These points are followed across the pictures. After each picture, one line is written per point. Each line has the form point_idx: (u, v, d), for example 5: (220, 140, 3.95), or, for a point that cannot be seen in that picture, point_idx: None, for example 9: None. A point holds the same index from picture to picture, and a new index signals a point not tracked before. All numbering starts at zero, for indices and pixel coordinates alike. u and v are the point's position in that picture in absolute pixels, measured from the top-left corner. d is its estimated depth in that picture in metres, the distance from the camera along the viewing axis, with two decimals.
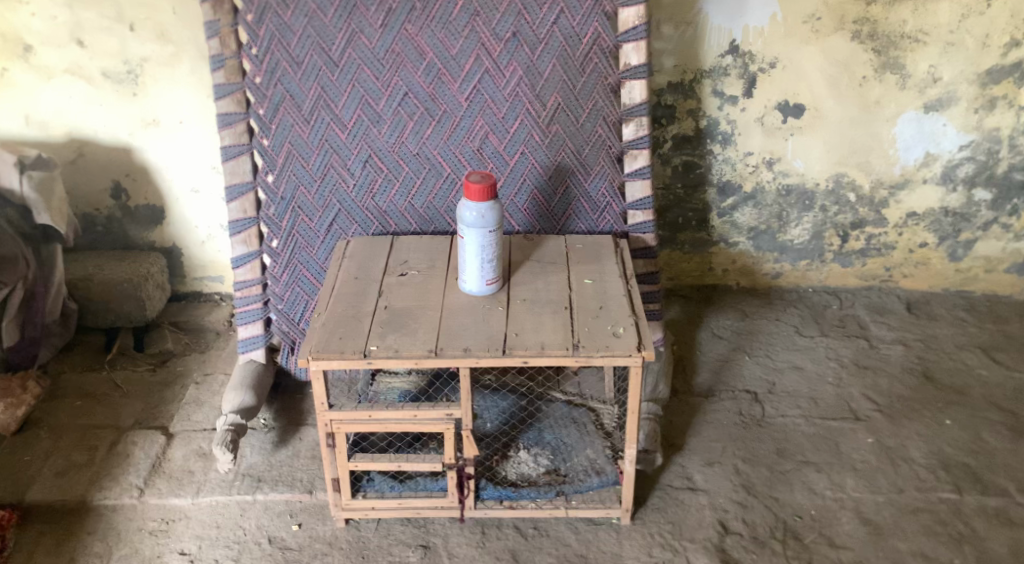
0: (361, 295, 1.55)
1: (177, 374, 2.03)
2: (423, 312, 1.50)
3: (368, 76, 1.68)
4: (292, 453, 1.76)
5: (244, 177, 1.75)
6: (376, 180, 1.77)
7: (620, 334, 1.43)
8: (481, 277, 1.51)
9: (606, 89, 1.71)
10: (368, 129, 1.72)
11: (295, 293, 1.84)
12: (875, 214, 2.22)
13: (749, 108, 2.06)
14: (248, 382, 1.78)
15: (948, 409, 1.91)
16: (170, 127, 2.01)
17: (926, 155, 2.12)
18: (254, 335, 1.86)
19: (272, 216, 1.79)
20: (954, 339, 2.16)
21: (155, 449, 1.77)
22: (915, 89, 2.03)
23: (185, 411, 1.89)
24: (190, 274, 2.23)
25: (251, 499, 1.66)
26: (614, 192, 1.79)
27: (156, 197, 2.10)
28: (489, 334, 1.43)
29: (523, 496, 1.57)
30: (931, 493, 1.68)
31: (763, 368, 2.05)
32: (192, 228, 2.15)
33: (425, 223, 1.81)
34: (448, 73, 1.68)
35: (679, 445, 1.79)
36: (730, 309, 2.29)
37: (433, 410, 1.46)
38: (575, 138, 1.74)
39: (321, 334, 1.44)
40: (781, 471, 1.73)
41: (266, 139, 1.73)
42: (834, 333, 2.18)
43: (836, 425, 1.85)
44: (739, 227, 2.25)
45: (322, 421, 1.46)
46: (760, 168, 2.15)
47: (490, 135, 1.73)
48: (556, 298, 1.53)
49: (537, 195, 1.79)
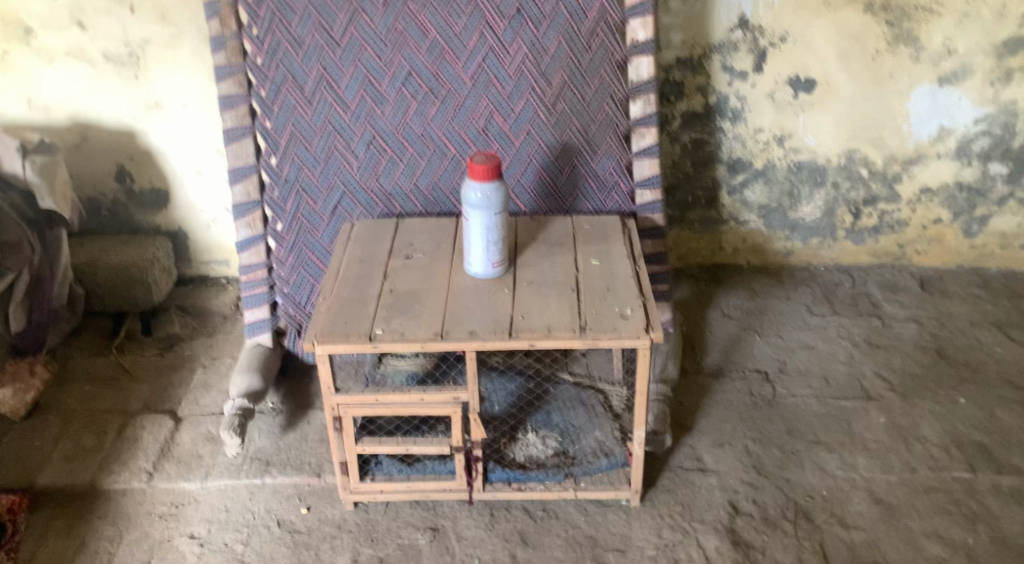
0: (367, 278, 1.53)
1: (185, 358, 2.03)
2: (429, 295, 1.48)
3: (371, 55, 1.65)
4: (301, 436, 1.75)
5: (247, 159, 1.73)
6: (381, 161, 1.75)
7: (629, 315, 1.42)
8: (487, 258, 1.49)
9: (613, 65, 1.68)
10: (371, 110, 1.70)
11: (301, 276, 1.83)
12: (888, 190, 2.18)
13: (759, 83, 2.03)
14: (256, 365, 1.78)
15: (962, 387, 1.88)
16: (173, 110, 1.99)
17: (940, 129, 2.09)
18: (261, 319, 1.85)
19: (276, 198, 1.77)
20: (969, 316, 2.13)
21: (164, 434, 1.77)
22: (930, 62, 1.99)
23: (193, 395, 1.89)
24: (197, 257, 2.22)
25: (260, 482, 1.65)
26: (622, 170, 1.77)
27: (161, 180, 2.09)
28: (495, 317, 1.42)
29: (531, 478, 1.57)
30: (944, 471, 1.66)
31: (774, 347, 2.03)
32: (198, 212, 2.14)
33: (430, 205, 1.79)
34: (452, 52, 1.65)
35: (689, 426, 1.78)
36: (740, 289, 2.26)
37: (440, 394, 1.44)
38: (582, 116, 1.72)
39: (327, 317, 1.43)
40: (793, 451, 1.71)
41: (269, 120, 1.71)
42: (846, 312, 2.16)
43: (848, 404, 1.83)
44: (749, 205, 2.22)
45: (328, 405, 1.45)
46: (771, 145, 2.12)
47: (495, 114, 1.71)
48: (562, 280, 1.51)
49: (544, 175, 1.77)
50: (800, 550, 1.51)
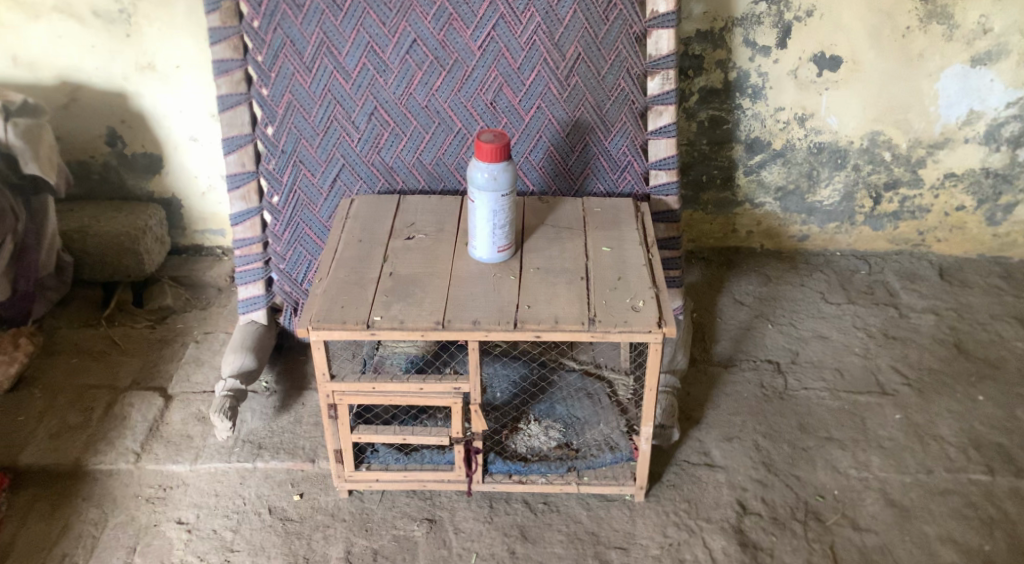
0: (366, 260, 1.46)
1: (178, 332, 1.97)
2: (430, 279, 1.41)
3: (375, 21, 1.56)
4: (295, 418, 1.69)
5: (243, 129, 1.64)
6: (383, 134, 1.66)
7: (640, 308, 1.34)
8: (493, 243, 1.42)
9: (631, 38, 1.59)
10: (374, 79, 1.61)
11: (297, 252, 1.75)
12: (911, 174, 2.12)
13: (782, 60, 1.97)
14: (250, 345, 1.72)
15: (981, 384, 1.80)
16: (167, 72, 1.93)
17: (970, 112, 2.03)
18: (255, 296, 1.78)
19: (272, 169, 1.68)
20: (989, 308, 2.06)
21: (153, 412, 1.71)
22: (963, 41, 1.93)
23: (184, 371, 1.83)
24: (191, 226, 2.17)
25: (251, 467, 1.59)
26: (636, 150, 1.68)
27: (154, 145, 2.03)
28: (500, 305, 1.35)
29: (533, 470, 1.50)
30: (961, 473, 1.58)
31: (786, 337, 1.95)
32: (193, 178, 2.08)
33: (434, 181, 1.71)
34: (460, 19, 1.56)
35: (696, 419, 1.69)
36: (753, 274, 2.18)
37: (440, 383, 1.38)
38: (596, 91, 1.63)
39: (324, 301, 1.36)
40: (804, 447, 1.63)
41: (265, 88, 1.61)
42: (861, 300, 2.09)
43: (862, 399, 1.75)
44: (765, 186, 2.16)
45: (323, 392, 1.38)
46: (791, 125, 2.06)
47: (504, 86, 1.62)
48: (571, 268, 1.43)
49: (553, 152, 1.69)
50: (809, 553, 1.45)
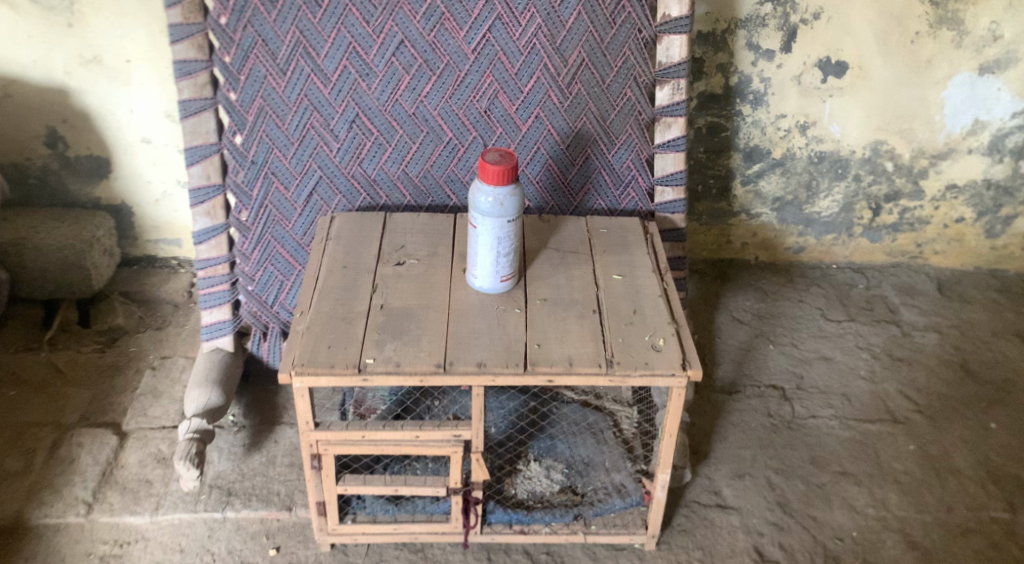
0: (353, 290, 1.30)
1: (131, 357, 1.78)
2: (426, 313, 1.26)
3: (358, 19, 1.39)
4: (268, 459, 1.53)
5: (208, 137, 1.46)
6: (365, 144, 1.50)
7: (661, 347, 1.21)
8: (495, 272, 1.28)
9: (639, 43, 1.45)
10: (355, 83, 1.44)
11: (268, 273, 1.58)
12: (912, 185, 2.04)
13: (786, 64, 1.86)
14: (216, 377, 1.54)
15: (991, 409, 1.73)
16: (116, 68, 1.73)
17: (975, 122, 1.94)
18: (220, 321, 1.60)
19: (240, 182, 1.50)
20: (990, 325, 2.00)
21: (106, 454, 1.53)
22: (972, 48, 1.84)
23: (140, 404, 1.65)
24: (143, 235, 1.97)
25: (221, 517, 1.43)
26: (641, 164, 1.55)
27: (101, 147, 1.83)
28: (507, 345, 1.21)
29: (536, 519, 1.37)
30: (983, 511, 1.50)
31: (789, 358, 1.85)
32: (145, 184, 1.89)
33: (420, 195, 1.56)
34: (453, 19, 1.41)
35: (704, 453, 1.59)
36: (749, 288, 2.08)
37: (439, 431, 1.23)
38: (600, 100, 1.49)
39: (307, 341, 1.21)
40: (818, 484, 1.54)
41: (233, 92, 1.43)
42: (861, 317, 2.00)
43: (873, 428, 1.66)
44: (763, 196, 2.05)
45: (306, 442, 1.23)
46: (793, 133, 1.95)
47: (500, 93, 1.47)
48: (581, 299, 1.30)
49: (551, 165, 1.54)
50: None
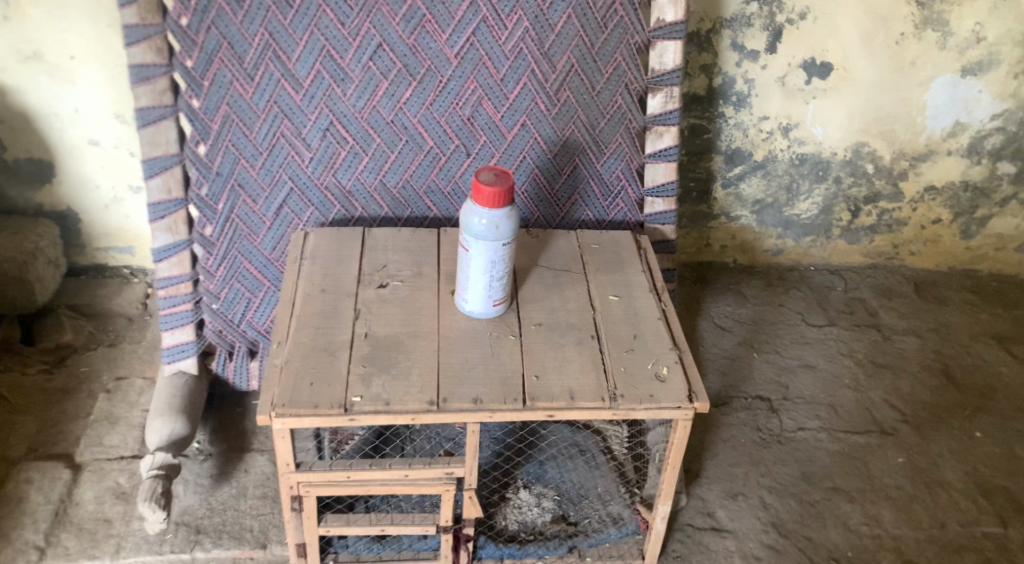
0: (334, 317, 1.21)
1: (81, 378, 1.65)
2: (415, 342, 1.18)
3: (333, 20, 1.29)
4: (238, 491, 1.43)
5: (168, 148, 1.34)
6: (340, 153, 1.39)
7: (665, 377, 1.15)
8: (487, 297, 1.20)
9: (632, 49, 1.38)
10: (330, 89, 1.34)
11: (234, 291, 1.47)
12: (892, 187, 2.01)
13: (770, 65, 1.80)
14: (179, 404, 1.43)
15: (975, 417, 1.72)
16: (58, 64, 1.59)
17: (956, 123, 1.92)
18: (184, 342, 1.49)
19: (204, 195, 1.39)
20: (968, 328, 1.99)
21: (59, 490, 1.41)
22: (956, 50, 1.81)
23: (95, 432, 1.53)
24: (91, 243, 1.83)
25: (189, 558, 1.33)
26: (631, 174, 1.49)
27: (44, 150, 1.68)
28: (503, 377, 1.14)
29: (529, 553, 1.31)
30: (974, 526, 1.49)
31: (774, 367, 1.81)
32: (93, 189, 1.75)
33: (398, 207, 1.46)
34: (435, 21, 1.31)
35: (694, 471, 1.54)
36: (728, 292, 2.04)
37: (431, 469, 1.15)
38: (590, 108, 1.42)
39: (287, 377, 1.11)
40: (811, 502, 1.51)
41: (196, 99, 1.31)
42: (842, 321, 1.98)
43: (861, 441, 1.64)
44: (743, 199, 2.01)
45: (286, 484, 1.14)
46: (775, 135, 1.91)
47: (484, 100, 1.38)
48: (578, 323, 1.23)
49: (538, 175, 1.46)
50: None
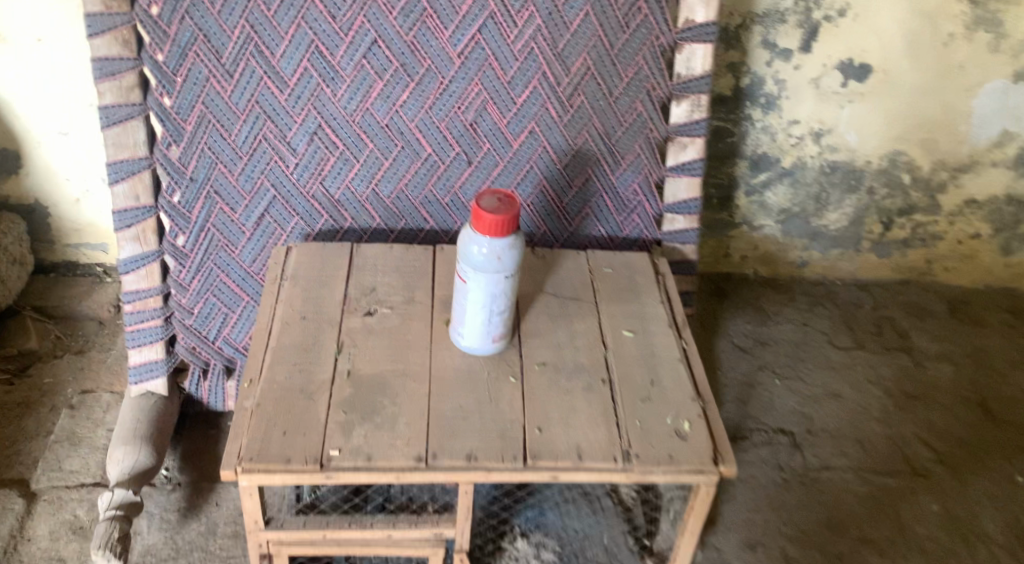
0: (312, 351, 1.07)
1: (44, 391, 1.52)
2: (403, 384, 1.04)
3: (322, 12, 1.13)
4: (207, 529, 1.31)
5: (137, 150, 1.19)
6: (328, 159, 1.25)
7: (687, 434, 1.01)
8: (487, 333, 1.06)
9: (656, 52, 1.22)
10: (318, 89, 1.19)
11: (209, 305, 1.33)
12: (929, 200, 1.86)
13: (805, 66, 1.65)
14: (144, 432, 1.30)
15: (1017, 459, 1.58)
16: (22, 46, 1.43)
17: (1004, 133, 1.76)
18: (152, 360, 1.35)
19: (177, 203, 1.24)
20: (1007, 354, 1.85)
21: (10, 523, 1.29)
22: (1009, 53, 1.65)
23: (54, 455, 1.40)
24: (61, 239, 1.69)
25: None
26: (649, 188, 1.34)
27: (6, 139, 1.54)
28: (503, 429, 1.00)
29: None
30: None
31: (797, 395, 1.67)
32: (62, 182, 1.60)
33: (391, 218, 1.31)
34: (436, 16, 1.16)
35: (709, 516, 1.41)
36: (747, 307, 1.90)
37: (417, 530, 1.02)
38: (606, 115, 1.26)
39: (256, 424, 0.98)
40: (837, 554, 1.38)
41: (168, 97, 1.16)
42: (870, 344, 1.83)
43: (892, 483, 1.50)
44: (768, 208, 1.86)
45: (254, 542, 1.01)
46: (806, 141, 1.75)
47: (490, 104, 1.23)
48: (588, 365, 1.09)
49: (546, 187, 1.31)
50: None
